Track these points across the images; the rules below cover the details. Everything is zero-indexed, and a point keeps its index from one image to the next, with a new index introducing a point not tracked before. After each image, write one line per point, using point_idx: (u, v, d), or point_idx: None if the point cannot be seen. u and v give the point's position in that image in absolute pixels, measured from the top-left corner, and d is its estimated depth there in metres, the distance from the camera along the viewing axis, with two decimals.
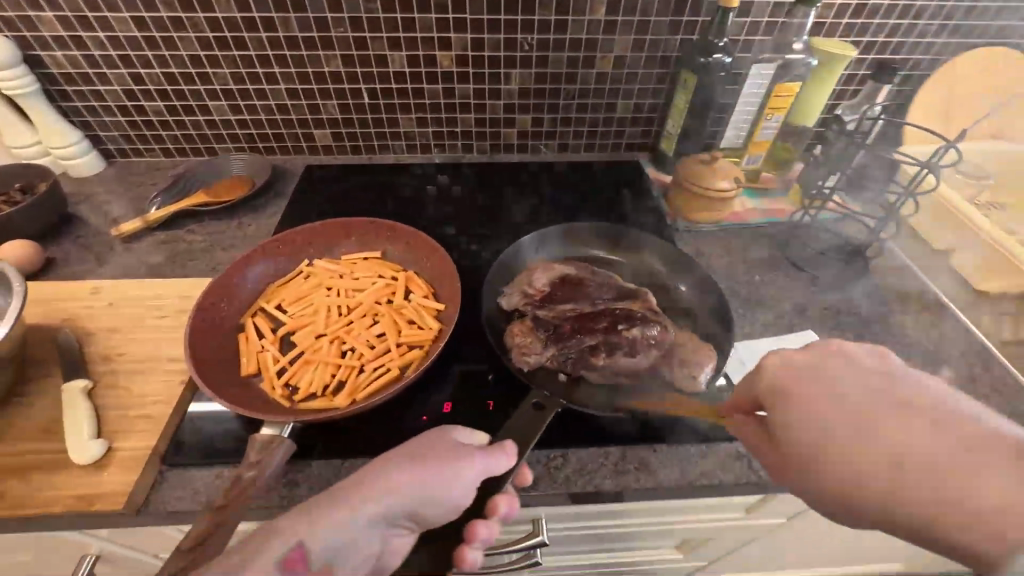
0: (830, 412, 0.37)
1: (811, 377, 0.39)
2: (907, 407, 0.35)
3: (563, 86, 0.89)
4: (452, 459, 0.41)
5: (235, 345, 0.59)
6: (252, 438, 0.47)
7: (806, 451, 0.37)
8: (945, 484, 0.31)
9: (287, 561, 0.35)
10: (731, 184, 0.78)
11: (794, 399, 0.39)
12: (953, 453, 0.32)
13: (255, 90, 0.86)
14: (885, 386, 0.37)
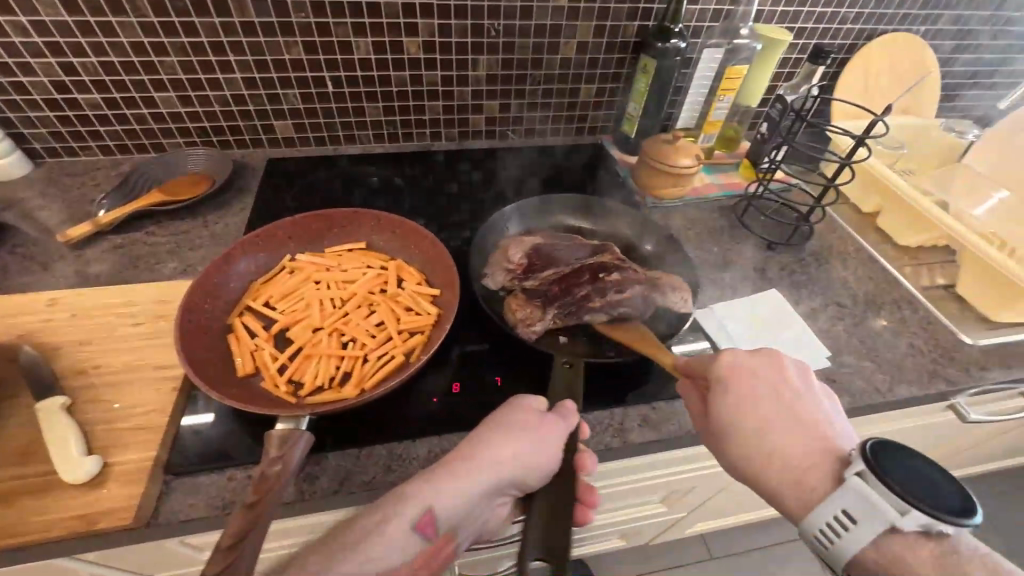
0: (755, 409, 0.45)
1: (750, 379, 0.46)
2: (804, 422, 0.44)
3: (529, 72, 0.91)
4: (537, 426, 0.46)
5: (227, 346, 0.57)
6: (269, 434, 0.46)
7: (724, 429, 0.45)
8: (803, 485, 0.42)
9: (420, 523, 0.40)
10: (692, 161, 0.84)
11: (728, 391, 0.46)
12: (818, 468, 0.43)
13: (207, 80, 0.80)
14: (795, 400, 0.45)
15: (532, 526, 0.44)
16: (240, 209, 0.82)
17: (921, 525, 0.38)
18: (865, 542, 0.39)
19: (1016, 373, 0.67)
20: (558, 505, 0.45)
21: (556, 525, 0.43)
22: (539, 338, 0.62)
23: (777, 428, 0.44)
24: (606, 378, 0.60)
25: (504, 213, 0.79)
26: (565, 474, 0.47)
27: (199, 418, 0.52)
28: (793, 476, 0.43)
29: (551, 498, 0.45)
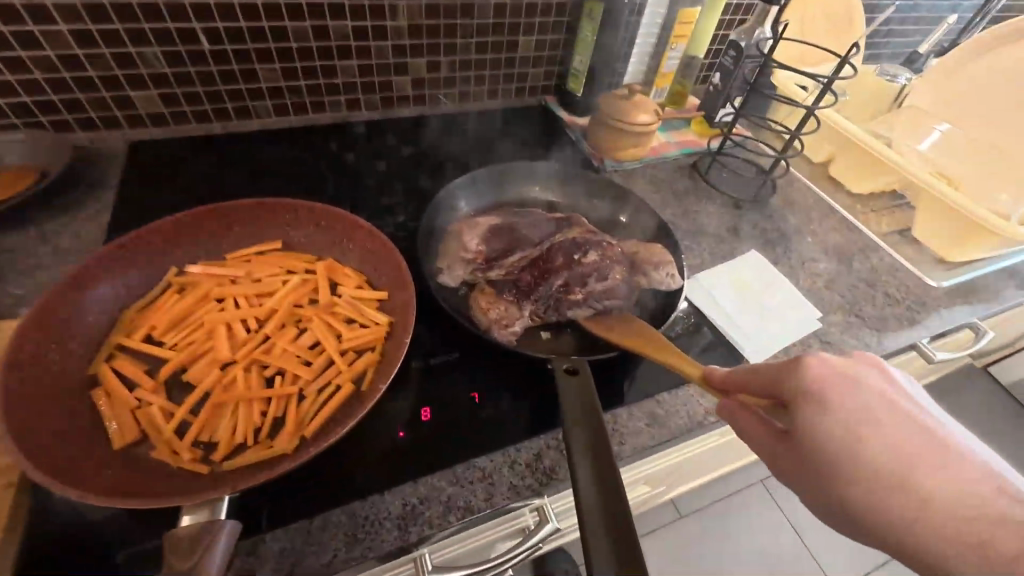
0: (867, 426, 0.32)
1: (851, 387, 0.33)
2: (940, 444, 0.32)
3: (459, 21, 0.77)
4: None
5: (93, 408, 0.40)
6: (168, 538, 0.32)
7: (840, 467, 0.32)
8: (966, 530, 0.30)
9: None
10: (652, 117, 0.76)
11: (838, 416, 0.32)
12: (976, 500, 0.30)
13: (13, 35, 0.57)
14: (921, 418, 0.33)
15: (596, 563, 0.31)
16: (99, 213, 0.61)
17: None
18: None
19: (978, 310, 0.69)
20: (622, 525, 0.32)
21: (627, 551, 0.31)
22: (519, 339, 0.52)
23: (913, 458, 0.31)
24: (600, 376, 0.51)
25: (451, 190, 0.66)
26: (614, 482, 0.34)
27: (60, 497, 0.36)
28: (946, 516, 0.30)
29: (607, 514, 0.32)
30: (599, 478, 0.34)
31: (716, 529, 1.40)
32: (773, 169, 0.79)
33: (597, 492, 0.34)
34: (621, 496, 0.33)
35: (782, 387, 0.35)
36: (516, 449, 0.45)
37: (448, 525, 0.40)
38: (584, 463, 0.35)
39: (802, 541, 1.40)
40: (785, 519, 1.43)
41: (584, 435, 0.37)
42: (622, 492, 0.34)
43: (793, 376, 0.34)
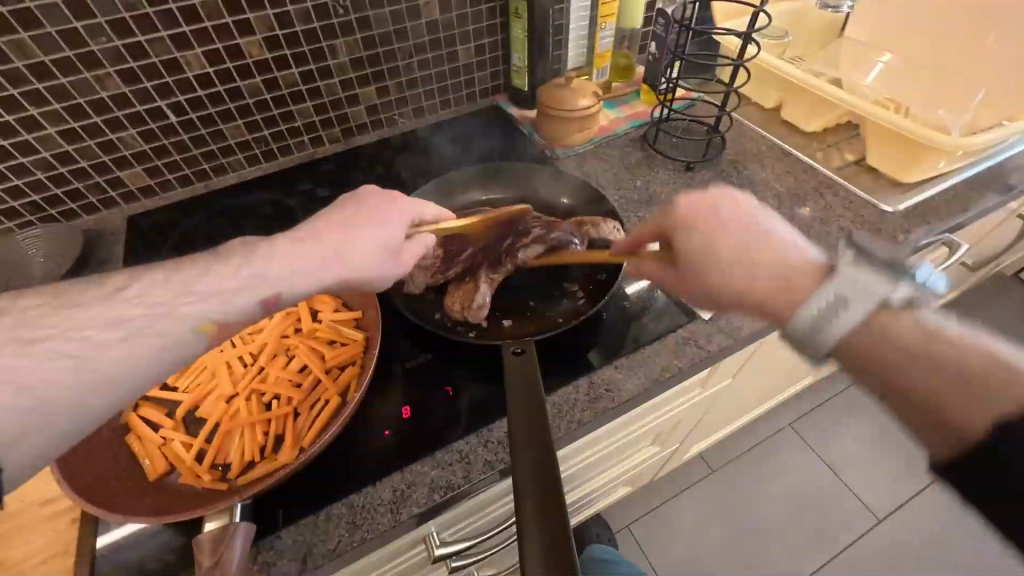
0: (732, 237, 0.42)
1: (710, 208, 0.43)
2: (775, 241, 0.42)
3: (396, 45, 0.81)
4: (373, 222, 0.47)
5: (130, 450, 0.48)
6: (197, 541, 0.39)
7: (700, 264, 0.43)
8: (782, 295, 0.40)
9: (266, 300, 0.40)
10: (591, 100, 0.80)
11: (698, 229, 0.43)
12: (794, 276, 0.40)
13: (12, 145, 0.65)
14: (763, 225, 0.43)
15: (526, 535, 0.33)
16: None
17: (907, 295, 0.38)
18: (861, 317, 0.38)
19: (937, 228, 0.70)
20: (552, 495, 0.35)
21: (551, 517, 0.34)
22: (483, 329, 0.58)
23: (753, 250, 0.41)
24: (558, 353, 0.56)
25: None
26: (548, 458, 0.37)
27: (115, 531, 0.44)
28: (770, 288, 0.41)
29: (539, 473, 0.36)
30: (536, 455, 0.38)
31: (749, 477, 1.41)
32: (718, 125, 0.81)
33: (527, 457, 0.38)
34: (554, 473, 0.36)
35: (660, 226, 0.46)
36: (488, 430, 0.51)
37: (433, 503, 0.47)
38: (524, 441, 0.39)
39: (836, 477, 1.40)
40: (816, 458, 1.43)
41: (524, 408, 0.42)
42: (548, 453, 0.38)
43: (668, 215, 0.45)
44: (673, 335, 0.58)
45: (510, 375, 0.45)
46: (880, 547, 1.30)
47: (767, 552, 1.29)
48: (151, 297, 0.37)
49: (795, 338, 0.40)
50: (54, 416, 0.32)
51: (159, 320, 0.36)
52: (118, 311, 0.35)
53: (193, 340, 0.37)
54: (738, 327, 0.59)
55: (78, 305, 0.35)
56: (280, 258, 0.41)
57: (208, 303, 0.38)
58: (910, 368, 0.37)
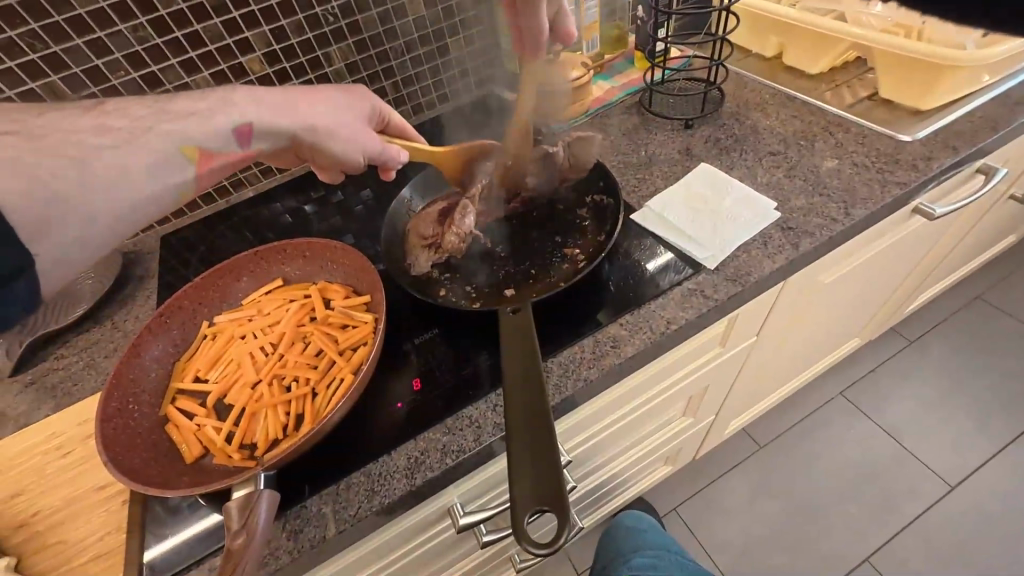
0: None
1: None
2: None
3: (387, 46, 0.84)
4: (342, 90, 0.54)
5: (169, 438, 0.52)
6: (225, 508, 0.42)
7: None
8: None
9: (237, 127, 0.44)
10: (580, 71, 0.81)
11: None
12: None
13: None
14: None
15: (518, 484, 0.39)
16: (151, 294, 0.76)
17: None
18: None
19: (960, 155, 0.66)
20: (544, 450, 0.40)
21: (541, 469, 0.40)
22: (480, 298, 0.59)
23: None
24: (559, 314, 0.57)
25: (403, 195, 0.73)
26: (540, 413, 0.42)
27: (163, 544, 0.46)
28: None
29: (532, 428, 0.41)
30: (530, 413, 0.42)
31: (802, 448, 1.33)
32: (714, 78, 0.79)
33: (521, 413, 0.42)
34: (548, 428, 0.41)
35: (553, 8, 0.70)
36: (496, 394, 0.52)
37: (445, 466, 0.48)
38: (517, 399, 0.43)
39: (897, 443, 1.31)
40: (873, 424, 1.34)
41: (518, 370, 0.45)
42: (541, 416, 0.42)
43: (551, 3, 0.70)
44: (678, 288, 0.57)
45: (507, 336, 0.48)
46: (952, 514, 1.20)
47: (826, 525, 1.22)
48: (130, 111, 0.40)
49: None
50: (59, 213, 0.35)
51: (144, 132, 0.40)
52: (103, 122, 0.38)
53: (178, 158, 0.41)
54: (746, 274, 0.57)
55: (56, 117, 0.37)
56: (252, 96, 0.46)
57: (188, 128, 0.42)
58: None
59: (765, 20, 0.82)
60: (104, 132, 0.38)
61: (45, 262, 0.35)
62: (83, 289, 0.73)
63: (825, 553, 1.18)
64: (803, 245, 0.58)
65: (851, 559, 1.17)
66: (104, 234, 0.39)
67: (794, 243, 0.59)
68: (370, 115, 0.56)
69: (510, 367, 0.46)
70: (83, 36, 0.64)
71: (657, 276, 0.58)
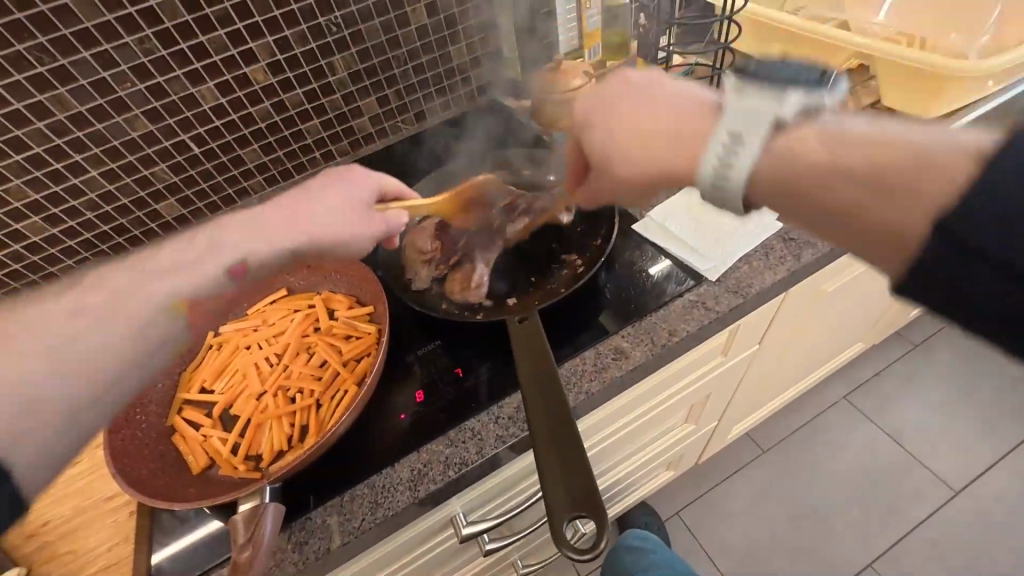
0: (607, 94, 0.44)
1: (615, 104, 0.43)
2: (658, 102, 0.42)
3: (390, 55, 0.84)
4: (330, 187, 0.53)
5: (176, 449, 0.53)
6: (231, 522, 0.43)
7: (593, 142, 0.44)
8: (648, 124, 0.41)
9: (232, 266, 0.44)
10: (582, 80, 0.81)
11: (596, 120, 0.44)
12: (676, 123, 0.41)
13: (64, 189, 0.73)
14: (656, 96, 0.42)
15: (552, 491, 0.39)
16: None
17: (798, 104, 0.36)
18: (757, 150, 0.36)
19: None
20: (571, 454, 0.41)
21: (573, 475, 0.40)
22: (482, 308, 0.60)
23: (628, 117, 0.42)
24: (559, 324, 0.57)
25: None
26: (561, 418, 0.42)
27: (173, 545, 0.47)
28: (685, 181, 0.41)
29: (554, 435, 0.41)
30: (551, 418, 0.42)
31: (806, 453, 1.33)
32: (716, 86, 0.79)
33: (543, 420, 0.42)
34: (572, 433, 0.41)
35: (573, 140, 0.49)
36: (498, 406, 0.52)
37: (449, 478, 0.49)
38: (537, 406, 0.43)
39: (902, 448, 1.31)
40: (876, 429, 1.34)
41: (533, 374, 0.45)
42: (563, 418, 0.42)
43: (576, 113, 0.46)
44: (681, 299, 0.57)
45: (517, 344, 0.48)
46: (957, 519, 1.20)
47: (830, 531, 1.22)
48: (114, 283, 0.40)
49: (709, 194, 0.39)
50: (41, 406, 0.34)
51: (124, 304, 0.39)
52: (78, 303, 0.38)
53: (166, 318, 0.40)
54: (749, 285, 0.57)
55: (34, 306, 0.37)
56: (244, 230, 0.47)
57: (178, 283, 0.41)
58: (817, 197, 0.35)
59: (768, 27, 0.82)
60: (79, 313, 0.37)
61: (28, 461, 0.33)
62: None
63: (829, 559, 1.18)
64: (804, 257, 0.59)
65: (855, 565, 1.17)
66: (99, 417, 0.37)
67: (795, 255, 0.59)
68: (364, 200, 0.55)
69: (526, 373, 0.46)
70: (90, 49, 0.65)
71: (659, 288, 0.58)
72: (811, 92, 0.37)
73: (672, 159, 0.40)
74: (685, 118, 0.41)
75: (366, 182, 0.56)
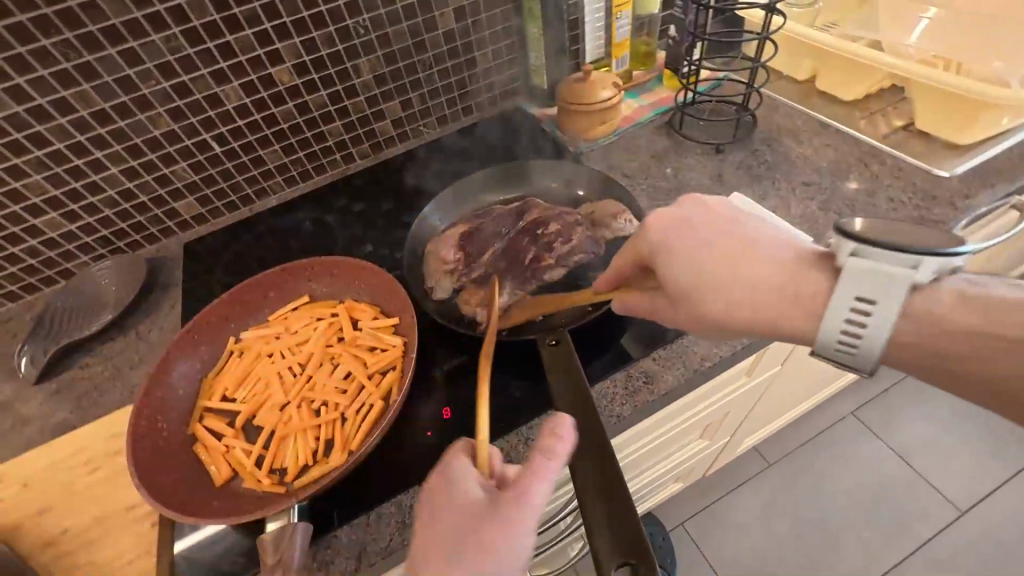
0: (692, 245, 0.45)
1: (698, 239, 0.45)
2: (745, 246, 0.44)
3: (416, 58, 0.83)
4: (434, 515, 0.36)
5: (198, 459, 0.52)
6: (261, 541, 0.42)
7: (666, 282, 0.46)
8: (742, 272, 0.43)
9: None
10: (612, 91, 0.78)
11: (675, 254, 0.45)
12: (775, 269, 0.43)
13: (83, 186, 0.72)
14: (737, 231, 0.45)
15: (592, 518, 0.37)
16: (176, 303, 0.76)
17: (932, 273, 0.39)
18: (886, 322, 0.40)
19: (998, 193, 0.65)
20: (611, 474, 0.39)
21: (615, 498, 0.38)
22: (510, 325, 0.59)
23: (724, 259, 0.44)
24: (589, 343, 0.56)
25: (425, 212, 0.73)
26: (599, 439, 0.41)
27: (189, 537, 0.48)
28: (756, 328, 0.43)
29: (592, 457, 0.40)
30: (587, 440, 0.41)
31: (814, 469, 1.32)
32: (747, 103, 0.78)
33: (580, 443, 0.41)
34: (609, 454, 0.40)
35: (631, 262, 0.49)
36: (528, 427, 0.52)
37: None
38: (574, 426, 0.42)
39: (911, 467, 1.30)
40: (885, 447, 1.33)
41: (568, 392, 0.45)
42: (599, 441, 0.41)
43: (637, 245, 0.48)
44: None
45: (550, 364, 0.48)
46: (964, 540, 1.20)
47: (838, 548, 1.21)
48: None
49: (830, 354, 0.42)
50: None
51: None
52: None
53: None
54: None
55: None
56: None
57: None
58: (952, 356, 0.40)
59: (801, 44, 0.81)
60: None
61: None
62: (111, 300, 0.73)
63: None
64: None
65: None
66: None
67: None
68: (482, 509, 0.36)
69: (557, 391, 0.45)
70: (117, 46, 0.64)
71: None
72: (946, 256, 0.38)
73: (776, 317, 0.43)
74: (786, 274, 0.43)
75: (462, 468, 0.38)
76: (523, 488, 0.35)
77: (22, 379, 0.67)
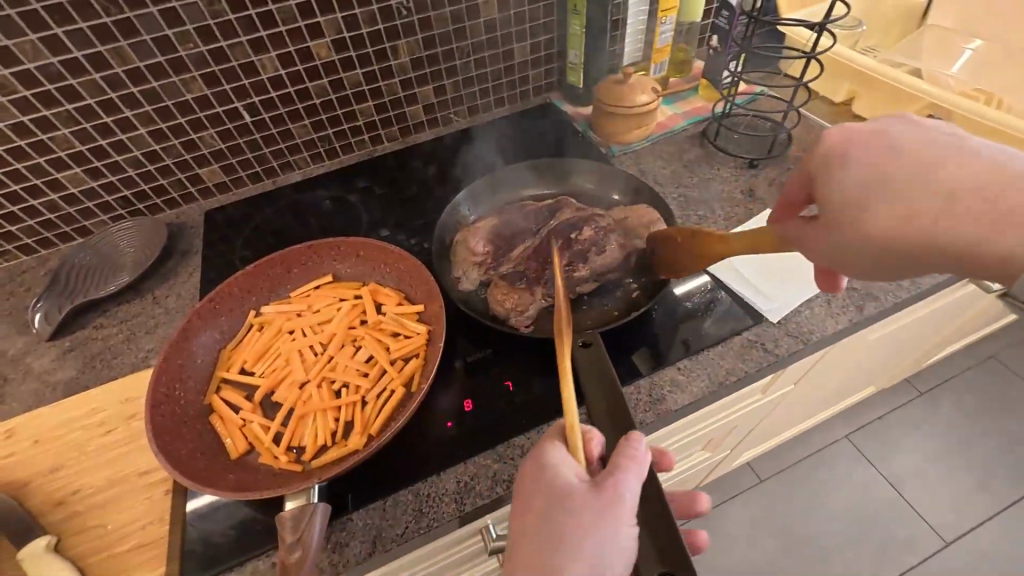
0: (873, 152, 0.41)
1: (879, 144, 0.41)
2: (940, 155, 0.39)
3: (455, 45, 0.82)
4: (534, 507, 0.37)
5: (214, 431, 0.52)
6: (281, 519, 0.42)
7: (832, 192, 0.42)
8: (935, 182, 0.39)
9: None
10: (651, 96, 0.78)
11: (847, 161, 0.41)
12: (978, 184, 0.38)
13: (109, 144, 0.70)
14: (928, 141, 0.40)
15: None
16: (193, 271, 0.75)
17: None
18: None
19: None
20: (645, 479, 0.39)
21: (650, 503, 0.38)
22: (535, 323, 0.58)
23: (914, 167, 0.39)
24: (614, 348, 0.56)
25: (455, 203, 0.72)
26: None
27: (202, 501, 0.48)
28: (940, 247, 0.39)
29: None
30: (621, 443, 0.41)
31: (806, 488, 1.33)
32: (784, 121, 0.78)
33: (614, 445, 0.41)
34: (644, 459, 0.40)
35: (801, 179, 0.46)
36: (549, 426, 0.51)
37: (495, 495, 0.48)
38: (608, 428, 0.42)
39: (902, 495, 1.31)
40: (878, 473, 1.34)
41: (600, 393, 0.44)
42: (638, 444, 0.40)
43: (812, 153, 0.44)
44: (741, 337, 0.56)
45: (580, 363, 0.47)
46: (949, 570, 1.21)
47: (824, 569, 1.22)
48: None
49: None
50: None
51: None
52: None
53: None
54: (811, 331, 0.56)
55: None
56: None
57: None
58: None
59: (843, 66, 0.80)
60: None
61: None
62: (129, 263, 0.72)
63: None
64: (867, 309, 0.58)
65: None
66: None
67: (858, 306, 0.58)
68: (579, 503, 0.35)
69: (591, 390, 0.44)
70: (159, 5, 0.63)
71: (718, 324, 0.57)
72: None
73: (978, 234, 0.38)
74: (1002, 188, 0.38)
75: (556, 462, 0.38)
76: (617, 486, 0.36)
77: (34, 334, 0.66)
